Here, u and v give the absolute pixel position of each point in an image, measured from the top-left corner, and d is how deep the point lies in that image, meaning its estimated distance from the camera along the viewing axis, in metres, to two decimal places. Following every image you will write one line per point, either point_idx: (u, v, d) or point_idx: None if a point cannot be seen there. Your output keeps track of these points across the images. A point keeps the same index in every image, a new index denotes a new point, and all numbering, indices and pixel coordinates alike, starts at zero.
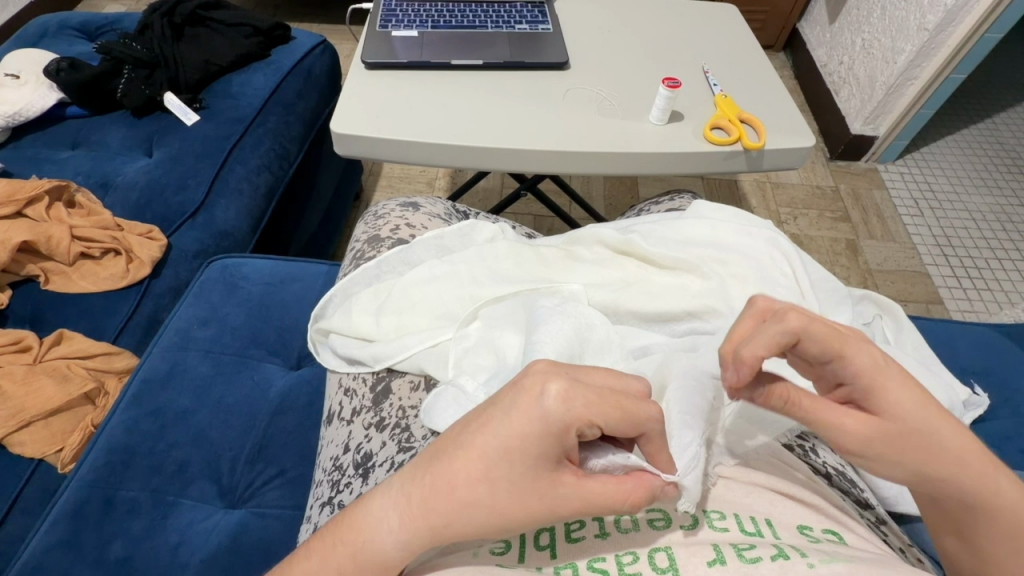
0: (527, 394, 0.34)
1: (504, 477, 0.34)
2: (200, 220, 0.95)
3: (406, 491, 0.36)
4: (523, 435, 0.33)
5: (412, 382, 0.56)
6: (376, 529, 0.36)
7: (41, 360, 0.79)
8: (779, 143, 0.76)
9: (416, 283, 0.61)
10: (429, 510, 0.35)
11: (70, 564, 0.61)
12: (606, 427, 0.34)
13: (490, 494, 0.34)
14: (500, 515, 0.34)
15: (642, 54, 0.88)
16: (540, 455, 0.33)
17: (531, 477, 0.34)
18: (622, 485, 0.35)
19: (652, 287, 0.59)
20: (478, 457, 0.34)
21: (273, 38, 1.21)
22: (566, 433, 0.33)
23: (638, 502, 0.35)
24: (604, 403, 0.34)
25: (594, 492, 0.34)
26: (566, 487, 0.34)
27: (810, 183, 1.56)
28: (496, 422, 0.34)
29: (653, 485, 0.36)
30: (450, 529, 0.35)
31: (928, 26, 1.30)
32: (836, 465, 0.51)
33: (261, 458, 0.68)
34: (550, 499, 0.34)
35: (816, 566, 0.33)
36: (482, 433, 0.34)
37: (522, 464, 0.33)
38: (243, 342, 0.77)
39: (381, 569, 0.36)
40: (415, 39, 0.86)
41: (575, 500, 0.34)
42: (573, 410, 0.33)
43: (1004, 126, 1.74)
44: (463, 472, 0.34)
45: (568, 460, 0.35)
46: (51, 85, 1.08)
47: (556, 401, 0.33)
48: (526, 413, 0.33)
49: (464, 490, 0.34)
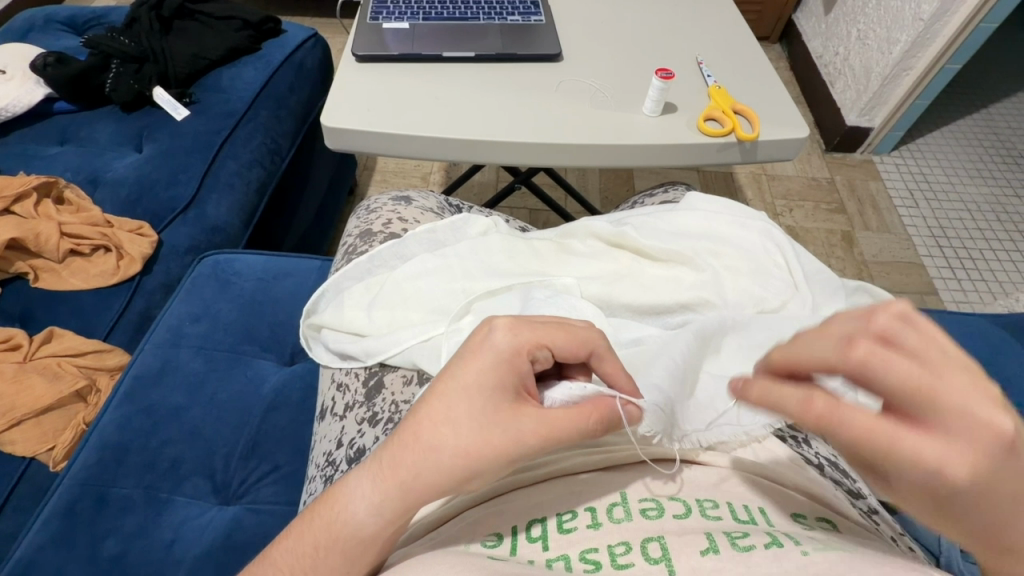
0: (479, 334, 0.39)
1: (464, 414, 0.35)
2: (191, 216, 0.94)
3: (377, 455, 0.38)
4: (477, 366, 0.37)
5: (405, 377, 0.56)
6: (350, 497, 0.37)
7: (31, 358, 0.78)
8: (773, 134, 0.75)
9: (408, 277, 0.61)
10: (396, 466, 0.36)
11: (63, 562, 0.61)
12: (555, 348, 0.40)
13: (453, 435, 0.35)
14: (466, 457, 0.35)
15: (635, 44, 0.87)
16: (496, 385, 0.37)
17: (490, 408, 0.36)
18: (583, 406, 0.38)
19: (645, 280, 0.59)
20: (439, 400, 0.36)
21: (264, 32, 1.19)
22: (519, 359, 0.38)
23: (601, 420, 0.38)
24: (547, 329, 0.40)
25: (555, 415, 0.37)
26: (526, 415, 0.36)
27: (805, 175, 1.56)
28: (454, 367, 0.38)
29: (612, 404, 0.39)
30: (418, 480, 0.35)
31: (923, 16, 1.29)
32: (829, 455, 0.52)
33: (255, 454, 0.68)
34: (514, 432, 0.35)
35: (809, 553, 0.33)
36: (442, 379, 0.37)
37: (479, 394, 0.36)
38: (235, 338, 0.77)
39: (356, 541, 0.36)
40: (407, 31, 0.85)
41: (540, 427, 0.36)
42: (518, 337, 0.39)
43: (999, 117, 1.74)
44: (427, 419, 0.36)
45: (527, 392, 0.38)
46: (38, 81, 1.07)
47: (503, 333, 0.39)
48: (479, 348, 0.38)
49: (428, 436, 0.35)
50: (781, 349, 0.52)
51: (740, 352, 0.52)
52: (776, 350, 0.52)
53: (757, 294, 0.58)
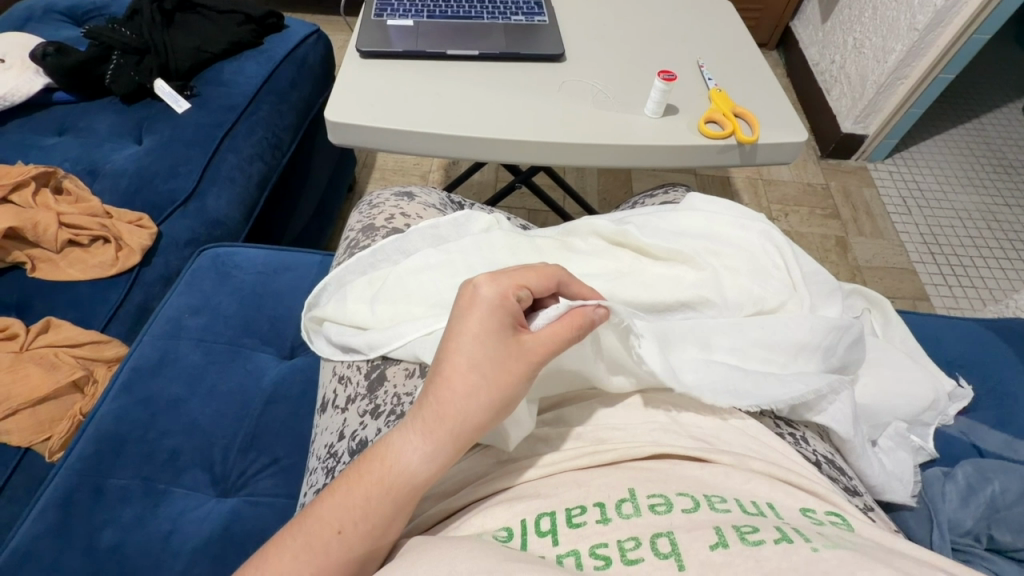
0: (465, 293, 0.42)
1: (485, 358, 0.39)
2: (191, 208, 0.94)
3: (416, 414, 0.40)
4: (480, 318, 0.40)
5: (407, 370, 0.56)
6: (397, 453, 0.39)
7: (28, 347, 0.78)
8: (773, 137, 0.76)
9: (411, 271, 0.61)
10: (440, 417, 0.39)
11: (58, 553, 0.60)
12: (531, 287, 0.43)
13: (483, 376, 0.39)
14: (500, 391, 0.39)
15: (638, 46, 0.88)
16: (500, 327, 0.40)
17: (502, 346, 0.40)
18: (566, 319, 0.41)
19: (646, 278, 0.59)
20: (461, 352, 0.40)
21: (266, 26, 1.19)
22: (506, 301, 0.41)
23: (583, 327, 0.41)
24: (518, 271, 0.43)
25: (549, 335, 0.40)
26: (531, 341, 0.40)
27: (801, 180, 1.58)
28: (457, 326, 0.41)
29: (590, 313, 0.42)
30: (464, 424, 0.38)
31: (918, 26, 1.31)
32: (825, 451, 0.52)
33: (254, 446, 0.68)
34: (531, 360, 0.40)
35: (820, 549, 0.33)
36: (452, 338, 0.40)
37: (491, 340, 0.40)
38: (235, 331, 0.77)
39: (409, 490, 0.38)
40: (411, 29, 0.85)
41: (542, 345, 0.40)
42: (500, 285, 0.42)
43: (991, 127, 1.76)
44: (455, 373, 0.39)
45: (521, 325, 0.42)
46: (38, 70, 1.06)
47: (487, 285, 0.42)
48: (471, 303, 0.41)
49: (462, 384, 0.39)
50: (779, 347, 0.52)
51: (739, 349, 0.52)
52: (774, 348, 0.52)
53: (755, 294, 0.58)
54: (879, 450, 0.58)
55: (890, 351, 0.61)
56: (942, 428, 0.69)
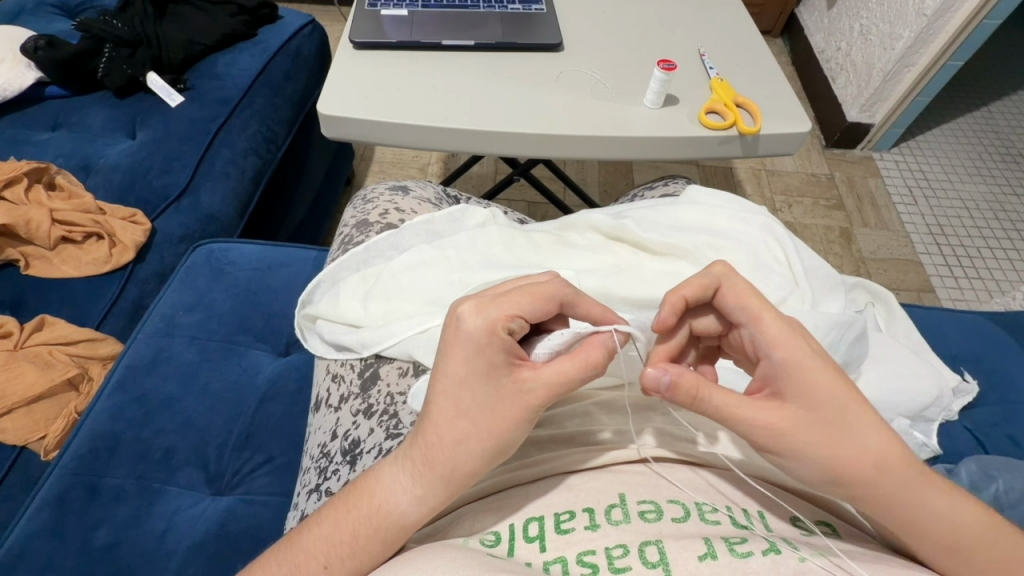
0: (449, 325, 0.38)
1: (474, 401, 0.36)
2: (186, 204, 0.93)
3: (405, 453, 0.38)
4: (465, 359, 0.36)
5: (401, 368, 0.55)
6: (385, 493, 0.38)
7: (22, 346, 0.78)
8: (775, 128, 0.74)
9: (404, 268, 0.60)
10: (429, 460, 0.37)
11: (54, 552, 0.60)
12: (526, 314, 0.37)
13: (473, 422, 0.36)
14: (492, 438, 0.36)
15: (638, 35, 0.86)
16: (488, 369, 0.36)
17: (493, 388, 0.36)
18: (573, 355, 0.36)
19: (644, 274, 0.58)
20: (447, 396, 0.37)
21: (260, 17, 1.17)
22: (496, 336, 0.36)
23: (596, 363, 0.36)
24: (510, 296, 0.37)
25: (553, 373, 0.36)
26: (528, 381, 0.36)
27: (805, 171, 1.55)
28: (442, 363, 0.38)
29: (605, 344, 0.37)
30: (455, 469, 0.37)
31: (926, 11, 1.28)
32: None
33: (248, 444, 0.67)
34: (526, 405, 0.36)
35: (806, 560, 0.34)
36: (437, 377, 0.37)
37: (478, 383, 0.36)
38: (229, 328, 0.76)
39: (399, 530, 0.38)
40: (405, 18, 0.83)
41: (541, 386, 0.36)
42: (488, 316, 0.36)
43: (999, 115, 1.73)
44: (443, 416, 0.37)
45: (517, 359, 0.37)
46: (29, 64, 1.05)
47: (472, 318, 0.37)
48: (455, 340, 0.37)
49: (450, 430, 0.37)
50: None
51: None
52: None
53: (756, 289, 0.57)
54: None
55: (893, 345, 0.60)
56: (946, 424, 0.68)
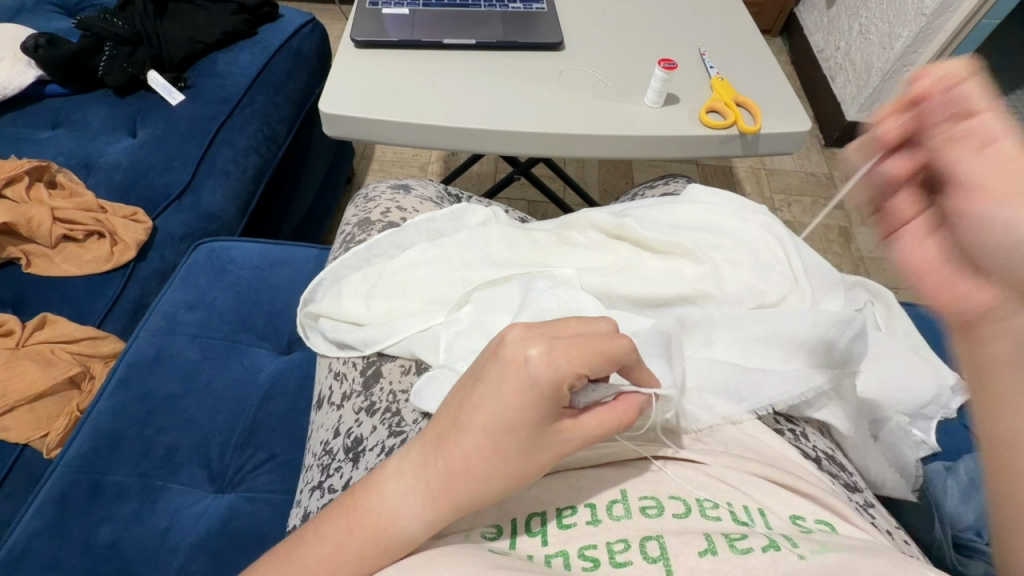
0: (512, 365, 0.34)
1: (513, 445, 0.35)
2: (186, 202, 0.93)
3: (420, 479, 0.36)
4: (521, 405, 0.34)
5: (402, 366, 0.56)
6: (395, 519, 0.37)
7: (23, 344, 0.78)
8: (775, 127, 0.75)
9: (407, 266, 0.60)
10: (449, 492, 0.36)
11: (57, 549, 0.60)
12: (592, 372, 0.34)
13: (504, 463, 0.35)
14: (517, 478, 0.36)
15: (637, 34, 0.86)
16: (540, 418, 0.34)
17: (536, 439, 0.35)
18: (614, 411, 0.37)
19: (645, 272, 0.58)
20: (486, 435, 0.34)
21: (261, 16, 1.17)
22: (560, 392, 0.34)
23: (629, 420, 0.37)
24: (583, 352, 0.34)
25: (590, 429, 0.36)
26: (566, 433, 0.35)
27: (804, 170, 1.55)
28: (490, 400, 0.34)
29: (639, 402, 0.38)
30: (471, 502, 0.36)
31: (926, 11, 1.28)
32: (825, 448, 0.52)
33: (251, 442, 0.67)
34: (558, 450, 0.36)
35: (806, 557, 0.33)
36: (481, 414, 0.34)
37: (525, 429, 0.34)
38: (231, 326, 0.76)
39: (405, 551, 0.37)
40: (406, 17, 0.83)
41: (580, 442, 0.36)
42: (559, 369, 0.33)
43: None
44: (473, 452, 0.35)
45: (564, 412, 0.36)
46: (30, 62, 1.05)
47: (541, 367, 0.33)
48: (515, 382, 0.34)
49: (477, 468, 0.35)
50: (779, 342, 0.51)
51: (739, 346, 0.52)
52: (774, 343, 0.51)
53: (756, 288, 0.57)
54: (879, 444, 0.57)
55: (893, 345, 0.60)
56: (944, 422, 0.69)
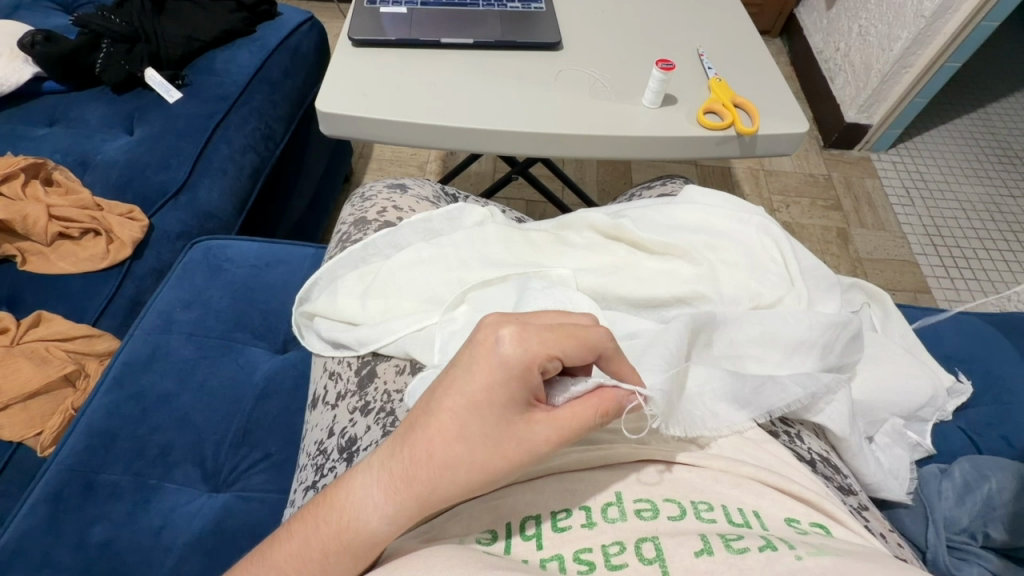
0: (484, 343, 0.35)
1: (478, 429, 0.34)
2: (183, 201, 0.93)
3: (385, 467, 0.36)
4: (488, 383, 0.34)
5: (397, 366, 0.56)
6: (358, 507, 0.36)
7: (18, 342, 0.77)
8: (772, 128, 0.75)
9: (402, 266, 0.60)
10: (410, 481, 0.35)
11: (50, 548, 0.60)
12: (566, 357, 0.35)
13: (468, 451, 0.34)
14: (481, 471, 0.34)
15: (636, 34, 0.86)
16: (508, 400, 0.35)
17: (503, 424, 0.34)
18: (589, 401, 0.36)
19: (641, 273, 0.58)
20: (452, 415, 0.35)
21: (259, 14, 1.17)
22: (531, 372, 0.35)
23: (607, 413, 0.37)
24: (556, 335, 0.35)
25: (563, 419, 0.35)
26: (537, 424, 0.35)
27: (803, 171, 1.56)
28: (460, 380, 0.35)
29: (618, 397, 0.37)
30: (432, 496, 0.34)
31: (925, 13, 1.28)
32: (820, 450, 0.52)
33: (246, 441, 0.67)
34: (526, 442, 0.35)
35: (803, 558, 0.33)
36: (449, 394, 0.35)
37: (491, 411, 0.34)
38: (226, 325, 0.76)
39: (365, 547, 0.36)
40: (404, 16, 0.83)
41: (553, 434, 0.35)
42: (529, 348, 0.34)
43: (997, 117, 1.74)
44: (439, 436, 0.35)
45: (534, 400, 0.36)
46: (26, 59, 1.05)
47: (511, 345, 0.34)
48: (486, 360, 0.35)
49: (441, 454, 0.34)
50: (775, 343, 0.52)
51: (736, 348, 0.52)
52: (772, 343, 0.52)
53: (753, 289, 0.57)
54: (875, 447, 0.57)
55: (888, 346, 0.60)
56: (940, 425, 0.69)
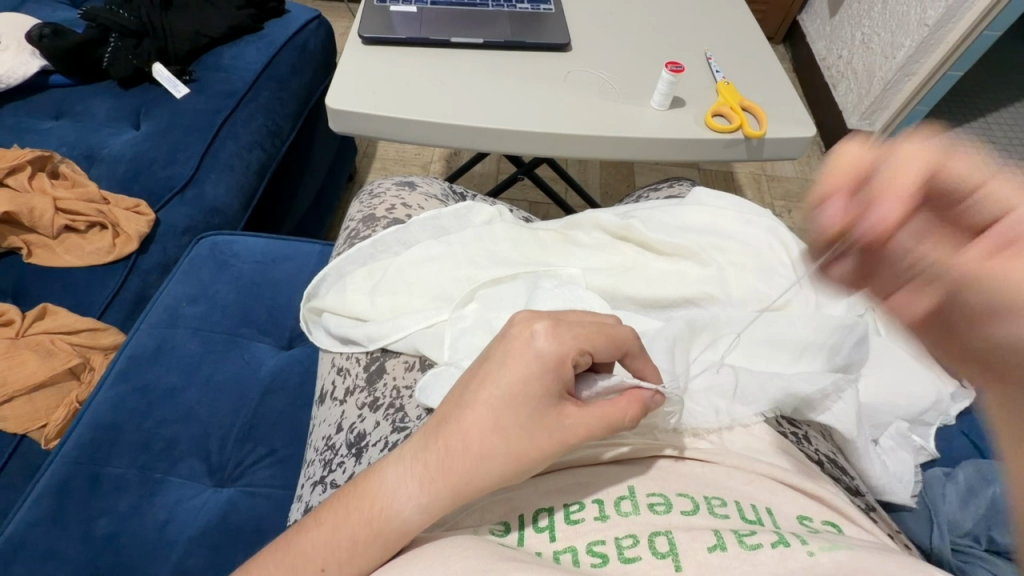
0: (519, 338, 0.37)
1: (514, 419, 0.35)
2: (190, 196, 0.93)
3: (419, 457, 0.36)
4: (525, 375, 0.36)
5: (407, 362, 0.56)
6: (392, 497, 0.36)
7: (23, 334, 0.77)
8: (780, 132, 0.75)
9: (412, 263, 0.60)
10: (446, 470, 0.35)
11: (55, 540, 0.60)
12: (595, 352, 0.38)
13: (504, 441, 0.35)
14: (515, 461, 0.35)
15: (645, 37, 0.86)
16: (543, 393, 0.36)
17: (538, 413, 0.35)
18: (619, 403, 0.37)
19: (651, 273, 0.58)
20: (488, 406, 0.35)
21: (266, 11, 1.17)
22: (563, 365, 0.36)
23: (635, 417, 0.38)
24: (586, 331, 0.38)
25: (594, 417, 0.36)
26: (569, 418, 0.36)
27: (805, 176, 1.56)
28: (496, 372, 0.36)
29: (645, 398, 0.38)
30: (468, 485, 0.35)
31: (928, 21, 1.29)
32: (828, 451, 0.52)
33: (251, 437, 0.67)
34: (559, 435, 0.36)
35: (816, 554, 0.33)
36: (485, 385, 0.36)
37: (527, 403, 0.35)
38: (233, 320, 0.76)
39: (397, 537, 0.36)
40: (414, 15, 0.83)
41: (584, 426, 0.36)
42: (562, 342, 0.37)
43: (998, 126, 1.75)
44: (476, 425, 0.35)
45: (566, 395, 0.37)
46: (34, 52, 1.04)
47: (546, 340, 0.36)
48: (521, 354, 0.36)
49: (477, 444, 0.35)
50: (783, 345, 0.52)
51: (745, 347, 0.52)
52: (781, 346, 0.52)
53: (761, 292, 0.58)
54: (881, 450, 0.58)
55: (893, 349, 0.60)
56: (944, 429, 0.69)
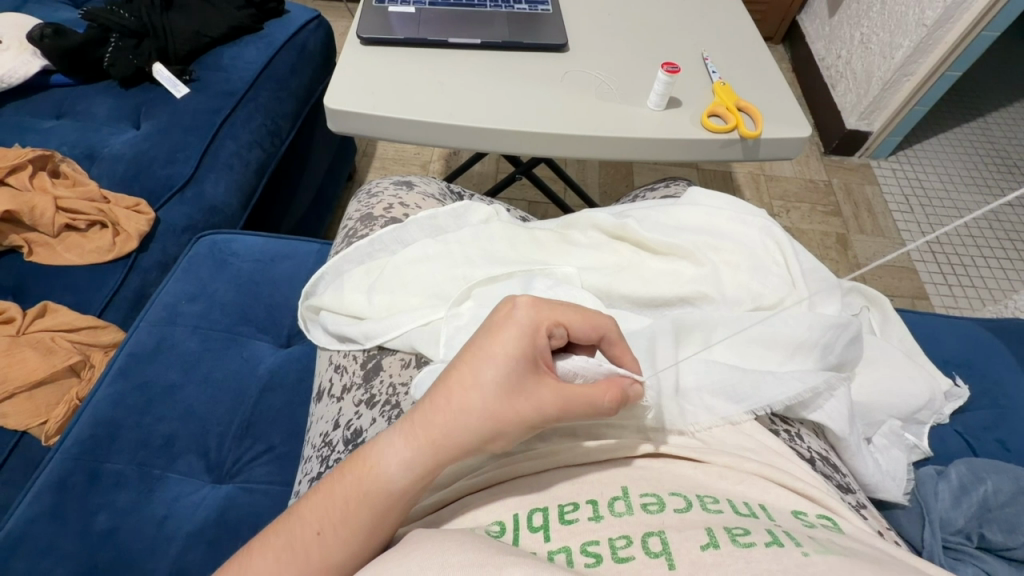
0: (500, 309, 0.40)
1: (492, 376, 0.37)
2: (189, 195, 0.94)
3: (407, 419, 0.38)
4: (503, 335, 0.38)
5: (403, 360, 0.56)
6: (380, 455, 0.37)
7: (24, 332, 0.78)
8: (776, 132, 0.76)
9: (409, 261, 0.61)
10: (429, 426, 0.37)
11: (54, 536, 0.61)
12: (571, 329, 0.40)
13: (483, 397, 0.36)
14: (494, 418, 0.36)
15: (642, 37, 0.87)
16: (521, 355, 0.37)
17: (516, 373, 0.37)
18: (601, 386, 0.39)
19: (645, 273, 0.59)
20: (470, 366, 0.37)
21: (266, 11, 1.17)
22: (539, 333, 0.39)
23: (616, 399, 0.39)
24: (561, 307, 0.41)
25: (571, 390, 0.38)
26: (546, 382, 0.38)
27: (803, 176, 1.57)
28: (478, 338, 0.39)
29: (624, 386, 0.40)
30: (449, 441, 0.36)
31: (927, 22, 1.30)
32: (820, 448, 0.53)
33: (249, 434, 0.68)
34: (536, 395, 0.37)
35: (809, 554, 0.33)
36: (468, 349, 0.38)
37: (505, 362, 0.37)
38: (231, 318, 0.77)
39: (384, 497, 0.36)
40: (412, 15, 0.84)
41: (561, 389, 0.38)
42: (538, 312, 0.39)
43: (996, 126, 1.75)
44: (458, 383, 0.37)
45: (544, 364, 0.39)
46: (35, 52, 1.05)
47: (524, 309, 0.39)
48: (501, 321, 0.39)
49: (458, 400, 0.37)
50: (776, 344, 0.52)
51: (738, 346, 0.53)
52: (772, 345, 0.52)
53: (754, 290, 0.58)
54: (874, 448, 0.58)
55: (887, 348, 0.61)
56: (936, 427, 0.70)
